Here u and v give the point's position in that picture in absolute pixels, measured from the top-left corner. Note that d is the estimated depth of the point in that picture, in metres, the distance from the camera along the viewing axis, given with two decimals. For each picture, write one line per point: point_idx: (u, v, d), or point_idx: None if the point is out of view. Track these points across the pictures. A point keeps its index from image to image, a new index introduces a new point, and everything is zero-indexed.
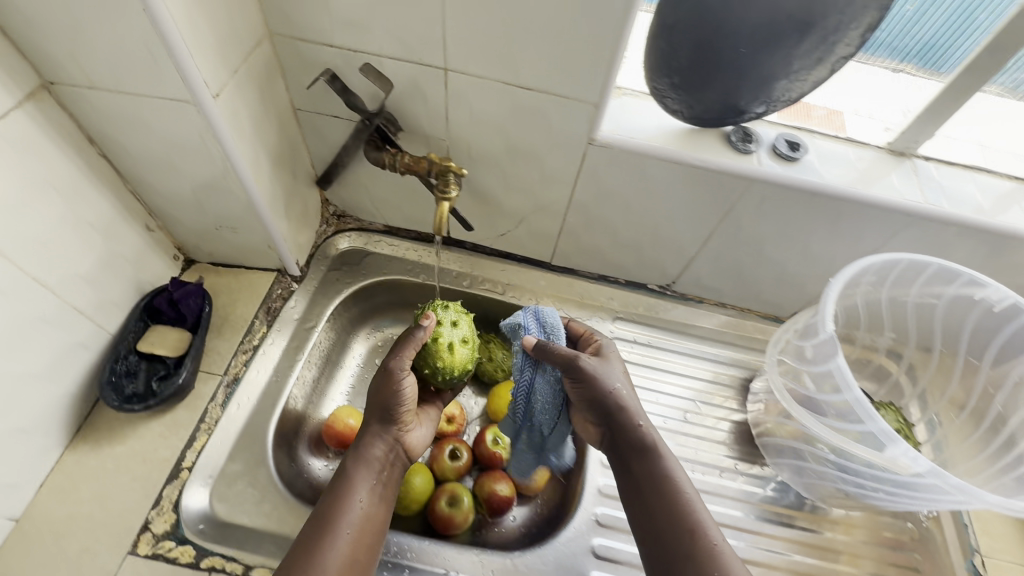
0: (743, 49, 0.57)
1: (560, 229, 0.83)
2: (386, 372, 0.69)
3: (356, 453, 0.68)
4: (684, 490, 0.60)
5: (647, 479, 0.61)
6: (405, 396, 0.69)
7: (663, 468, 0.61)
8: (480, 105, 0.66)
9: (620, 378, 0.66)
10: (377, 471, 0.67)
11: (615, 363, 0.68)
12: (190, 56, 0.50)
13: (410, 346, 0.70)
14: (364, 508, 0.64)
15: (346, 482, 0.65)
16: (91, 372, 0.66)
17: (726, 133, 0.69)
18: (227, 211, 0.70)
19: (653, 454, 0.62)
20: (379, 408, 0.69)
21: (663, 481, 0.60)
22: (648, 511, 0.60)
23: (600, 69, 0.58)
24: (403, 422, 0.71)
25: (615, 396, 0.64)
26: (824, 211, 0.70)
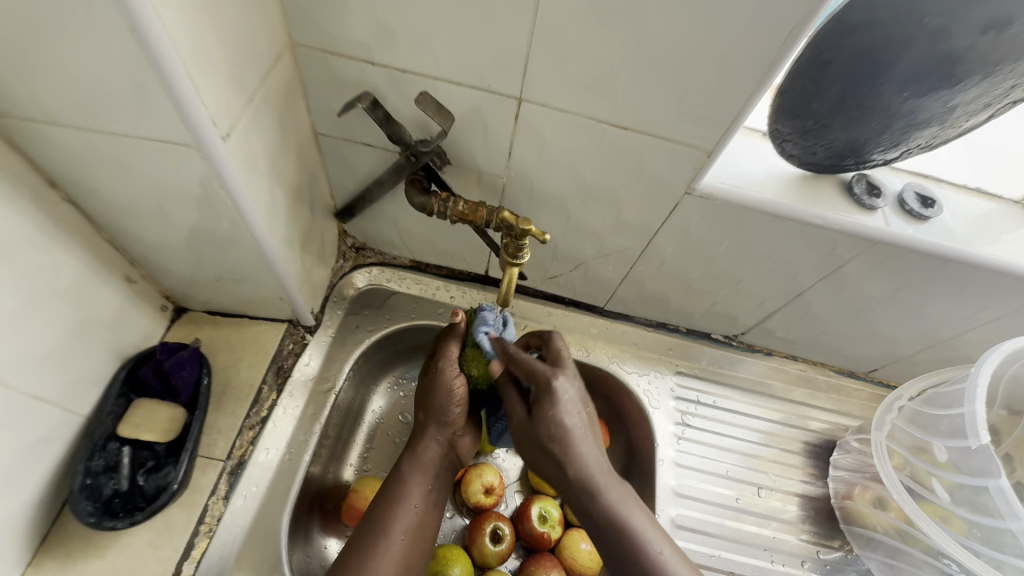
0: (905, 92, 0.45)
1: (623, 276, 0.71)
2: (438, 370, 0.58)
3: (408, 454, 0.60)
4: (650, 543, 0.51)
5: (605, 533, 0.52)
6: (460, 396, 0.59)
7: (619, 519, 0.52)
8: (555, 141, 0.53)
9: (570, 415, 0.54)
10: (430, 473, 0.60)
11: (564, 396, 0.54)
12: (188, 79, 0.36)
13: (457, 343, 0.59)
14: (417, 516, 0.57)
15: (397, 485, 0.58)
16: (60, 467, 0.53)
17: (846, 182, 0.57)
18: (231, 262, 0.57)
19: (605, 503, 0.52)
20: (433, 408, 0.59)
21: (621, 537, 0.51)
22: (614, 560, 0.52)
23: (719, 110, 0.45)
24: (459, 424, 0.61)
25: (564, 445, 0.53)
26: (950, 276, 0.59)
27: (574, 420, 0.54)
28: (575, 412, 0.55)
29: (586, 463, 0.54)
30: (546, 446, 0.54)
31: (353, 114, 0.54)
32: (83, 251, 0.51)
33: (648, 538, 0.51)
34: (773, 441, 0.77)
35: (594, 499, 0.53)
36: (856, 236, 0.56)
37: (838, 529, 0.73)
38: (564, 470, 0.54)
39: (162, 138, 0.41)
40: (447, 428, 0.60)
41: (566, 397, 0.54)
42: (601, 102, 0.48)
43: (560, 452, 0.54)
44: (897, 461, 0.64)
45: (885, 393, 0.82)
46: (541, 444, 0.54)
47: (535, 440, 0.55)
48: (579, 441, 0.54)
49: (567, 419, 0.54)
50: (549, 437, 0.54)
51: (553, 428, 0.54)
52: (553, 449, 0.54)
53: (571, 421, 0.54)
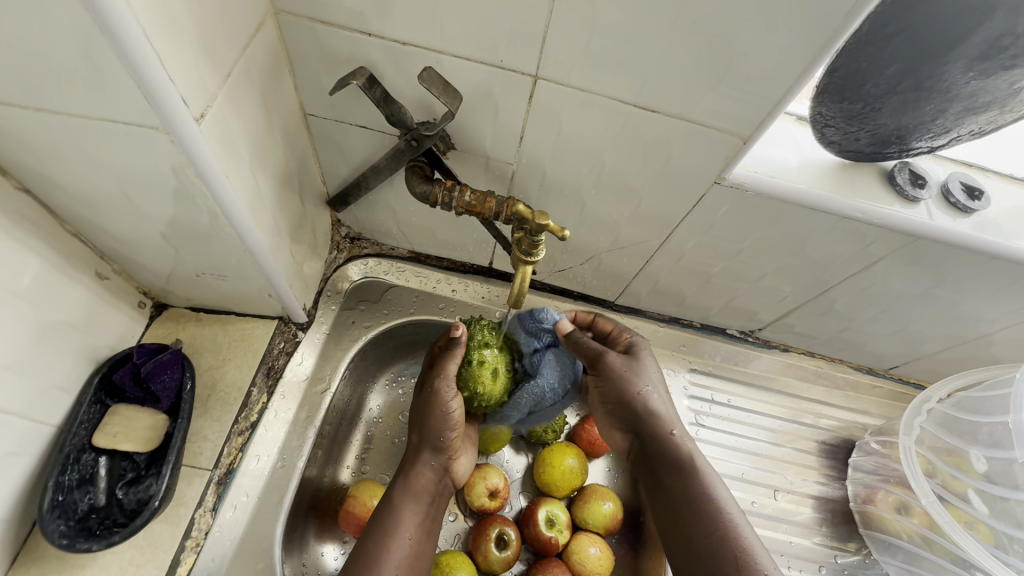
0: (971, 72, 0.40)
1: (638, 270, 0.66)
2: (436, 392, 0.58)
3: (400, 480, 0.59)
4: (716, 490, 0.52)
5: (671, 477, 0.54)
6: (455, 418, 0.59)
7: (689, 462, 0.54)
8: (572, 124, 0.48)
9: (651, 371, 0.59)
10: (423, 500, 0.59)
11: (646, 354, 0.61)
12: (150, 47, 0.31)
13: (455, 361, 0.58)
14: (411, 546, 0.55)
15: (390, 512, 0.56)
16: (31, 482, 0.48)
17: (887, 172, 0.53)
18: (214, 258, 0.52)
19: (678, 448, 0.55)
20: (427, 432, 0.60)
21: (686, 481, 0.53)
22: (677, 510, 0.52)
23: (760, 91, 0.41)
24: (452, 450, 0.61)
25: (644, 398, 0.57)
26: (992, 272, 0.55)
27: (652, 377, 0.59)
28: (654, 372, 0.59)
29: (670, 430, 0.56)
30: (622, 392, 0.58)
31: (347, 92, 0.48)
32: (50, 246, 0.47)
33: (715, 486, 0.52)
34: (782, 440, 0.74)
35: (665, 447, 0.55)
36: (897, 230, 0.51)
37: (855, 532, 0.70)
38: (640, 414, 0.57)
39: (123, 120, 0.35)
40: (439, 454, 0.60)
41: (646, 357, 0.61)
42: (628, 80, 0.42)
43: (638, 401, 0.58)
44: (924, 465, 0.61)
45: (904, 390, 0.79)
46: (620, 392, 0.58)
47: (612, 390, 0.59)
48: (653, 393, 0.58)
49: (647, 371, 0.59)
50: (628, 386, 0.58)
51: (624, 379, 0.58)
52: (631, 399, 0.58)
53: (649, 377, 0.59)
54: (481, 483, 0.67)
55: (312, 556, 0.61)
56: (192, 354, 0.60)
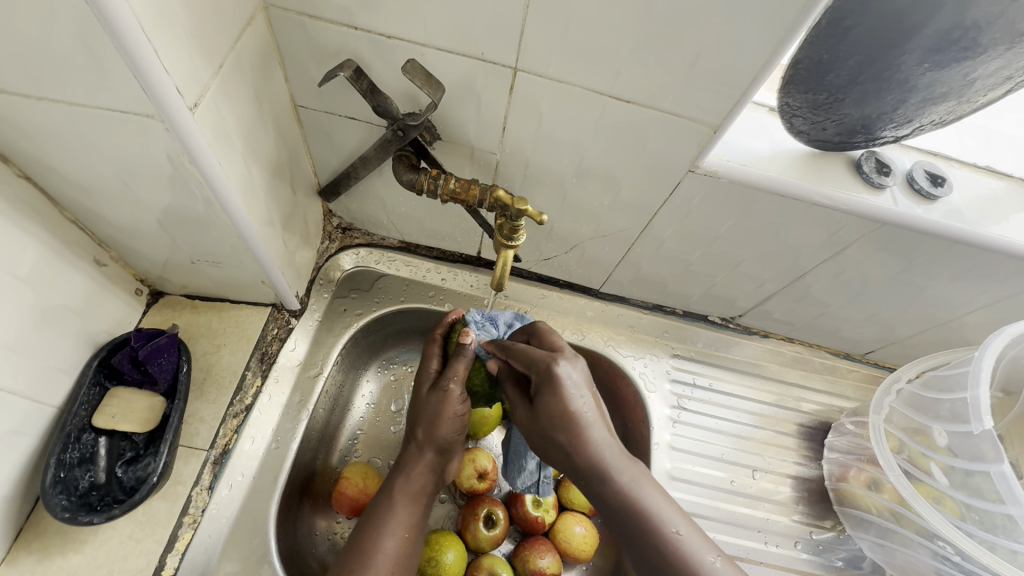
0: (926, 64, 0.43)
1: (621, 258, 0.68)
2: (444, 390, 0.57)
3: (398, 477, 0.56)
4: (667, 525, 0.46)
5: (618, 518, 0.48)
6: (462, 420, 0.58)
7: (629, 498, 0.48)
8: (552, 115, 0.50)
9: (577, 400, 0.50)
10: (419, 501, 0.55)
11: (566, 380, 0.50)
12: (145, 39, 0.33)
13: (464, 361, 0.57)
14: (404, 544, 0.52)
15: (384, 509, 0.53)
16: (33, 461, 0.50)
17: (855, 160, 0.55)
18: (207, 245, 0.54)
19: (615, 484, 0.48)
20: (434, 428, 0.57)
21: (631, 519, 0.47)
22: (634, 552, 0.47)
23: (725, 82, 0.43)
24: (453, 451, 0.58)
25: (569, 413, 0.50)
26: (956, 258, 0.57)
27: (583, 404, 0.50)
28: (583, 393, 0.51)
29: (592, 439, 0.49)
30: (552, 435, 0.50)
31: (335, 84, 0.50)
32: (49, 232, 0.48)
33: (664, 517, 0.47)
34: (765, 423, 0.76)
35: (604, 482, 0.49)
36: (864, 215, 0.54)
37: (830, 510, 0.72)
38: (574, 456, 0.50)
39: (120, 109, 0.37)
40: (444, 452, 0.57)
41: (571, 378, 0.51)
42: (602, 72, 0.45)
43: (568, 440, 0.50)
44: (892, 443, 0.64)
45: (879, 374, 0.81)
46: (549, 433, 0.51)
47: (542, 432, 0.51)
48: (588, 425, 0.50)
49: (575, 403, 0.50)
50: (557, 427, 0.50)
51: (557, 412, 0.50)
52: (560, 438, 0.50)
53: (581, 406, 0.50)
54: (469, 465, 0.69)
55: (307, 533, 0.63)
56: (187, 340, 0.62)
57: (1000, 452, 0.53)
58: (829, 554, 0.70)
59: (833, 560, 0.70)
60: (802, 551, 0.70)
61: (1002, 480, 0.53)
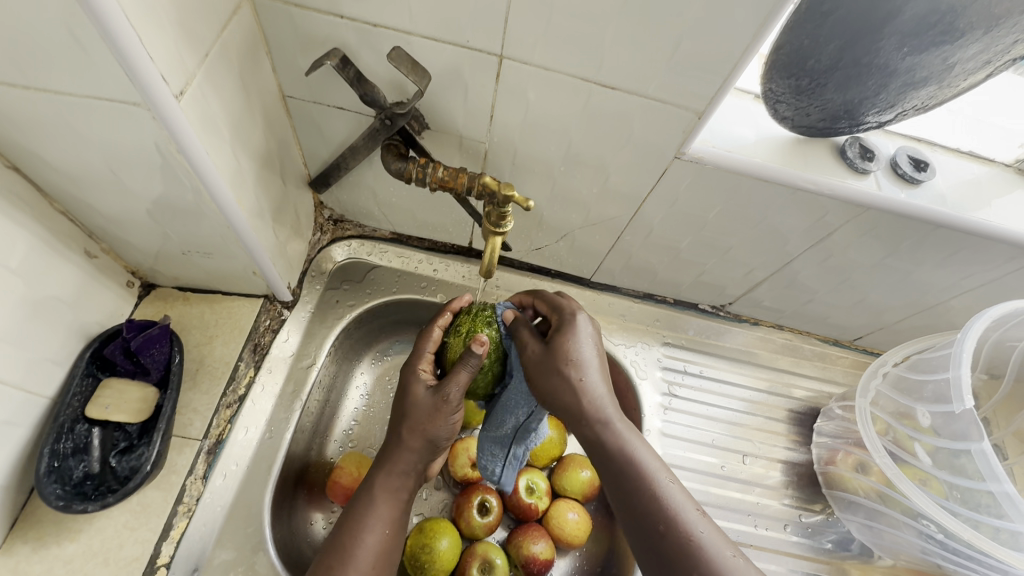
0: (905, 49, 0.43)
1: (611, 247, 0.69)
2: (441, 394, 0.55)
3: (377, 473, 0.55)
4: (656, 472, 0.48)
5: (608, 461, 0.49)
6: (454, 424, 0.57)
7: (624, 447, 0.49)
8: (539, 104, 0.50)
9: (584, 345, 0.54)
10: (401, 495, 0.56)
11: (583, 326, 0.55)
12: (129, 27, 0.33)
13: (467, 369, 0.55)
14: (385, 542, 0.53)
15: (365, 506, 0.54)
16: (27, 451, 0.51)
17: (839, 146, 0.56)
18: (198, 235, 0.54)
19: (612, 430, 0.50)
20: (422, 430, 0.56)
21: (627, 467, 0.48)
22: (623, 501, 0.48)
23: (707, 68, 0.44)
24: (438, 449, 0.58)
25: (576, 363, 0.53)
26: (940, 242, 0.58)
27: (590, 350, 0.54)
28: (590, 343, 0.54)
29: (593, 382, 0.52)
30: (560, 370, 0.53)
31: (323, 74, 0.50)
32: (39, 224, 0.49)
33: (655, 469, 0.48)
34: (757, 409, 0.77)
35: (601, 427, 0.51)
36: (848, 201, 0.54)
37: (820, 493, 0.74)
38: (575, 394, 0.52)
39: (106, 97, 0.37)
40: (430, 452, 0.57)
41: (586, 331, 0.55)
42: (588, 59, 0.45)
43: (572, 379, 0.52)
44: (879, 426, 0.65)
45: (868, 360, 0.82)
46: (553, 369, 0.53)
47: (546, 367, 0.53)
48: (590, 369, 0.53)
49: (583, 348, 0.54)
50: (564, 363, 0.53)
51: (568, 353, 0.53)
52: (564, 374, 0.52)
53: (588, 351, 0.54)
54: (464, 454, 0.70)
55: (303, 522, 0.64)
56: (180, 331, 0.63)
57: (980, 431, 0.54)
58: (817, 536, 0.71)
59: (821, 542, 0.71)
60: (792, 533, 0.71)
61: (982, 457, 0.54)
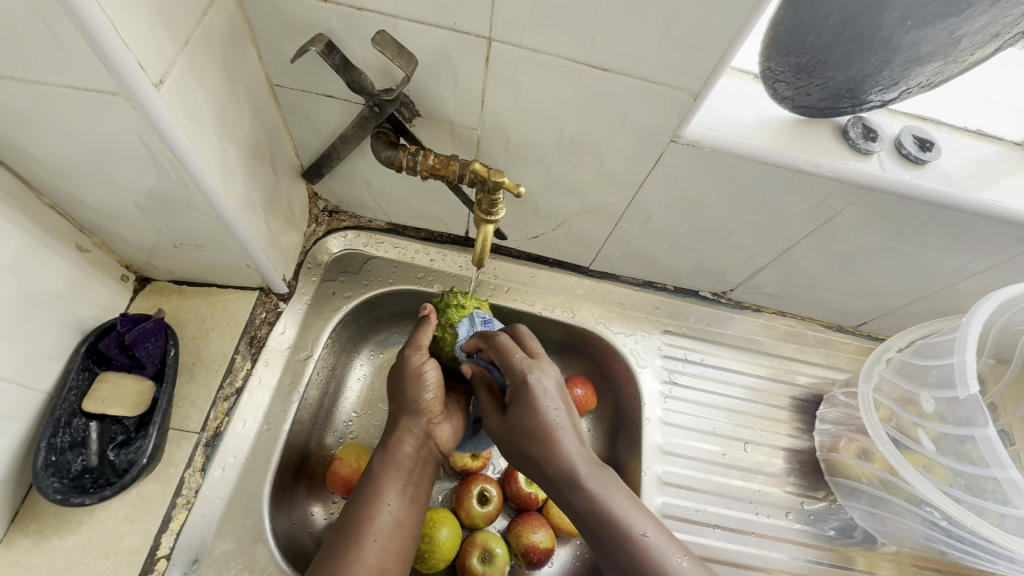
0: (909, 22, 0.42)
1: (609, 234, 0.68)
2: (405, 359, 0.59)
3: (380, 452, 0.57)
4: (634, 529, 0.48)
5: (587, 522, 0.49)
6: (431, 384, 0.58)
7: (600, 507, 0.49)
8: (531, 89, 0.49)
9: (546, 412, 0.52)
10: (406, 468, 0.56)
11: (540, 394, 0.53)
12: (98, 9, 0.32)
13: (424, 334, 0.60)
14: (394, 516, 0.53)
15: (371, 485, 0.54)
16: (24, 445, 0.51)
17: (841, 126, 0.54)
18: (189, 228, 0.53)
19: (585, 491, 0.50)
20: (409, 398, 0.58)
21: (604, 528, 0.48)
22: (606, 557, 0.48)
23: (701, 48, 0.42)
24: (433, 411, 0.58)
25: (544, 437, 0.52)
26: (947, 223, 0.56)
27: (553, 414, 0.52)
28: (552, 407, 0.53)
29: (563, 449, 0.51)
30: (523, 446, 0.53)
31: (310, 61, 0.49)
32: (29, 219, 0.49)
33: (634, 526, 0.48)
34: (760, 396, 0.76)
35: (574, 491, 0.50)
36: (850, 182, 0.53)
37: (822, 481, 0.73)
38: (545, 467, 0.52)
39: (83, 86, 0.37)
40: (423, 418, 0.58)
41: (542, 396, 0.53)
42: (578, 39, 0.44)
43: (539, 451, 0.52)
44: (882, 412, 0.64)
45: (874, 346, 0.81)
46: (520, 445, 0.53)
47: (514, 440, 0.53)
48: (559, 437, 0.51)
49: (545, 413, 0.52)
50: (527, 436, 0.52)
51: (529, 425, 0.52)
52: (532, 450, 0.52)
53: (553, 417, 0.52)
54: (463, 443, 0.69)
55: (303, 512, 0.64)
56: (176, 325, 0.63)
57: (986, 418, 0.54)
58: (819, 523, 0.71)
59: (823, 529, 0.70)
60: (795, 521, 0.70)
61: (986, 443, 0.54)
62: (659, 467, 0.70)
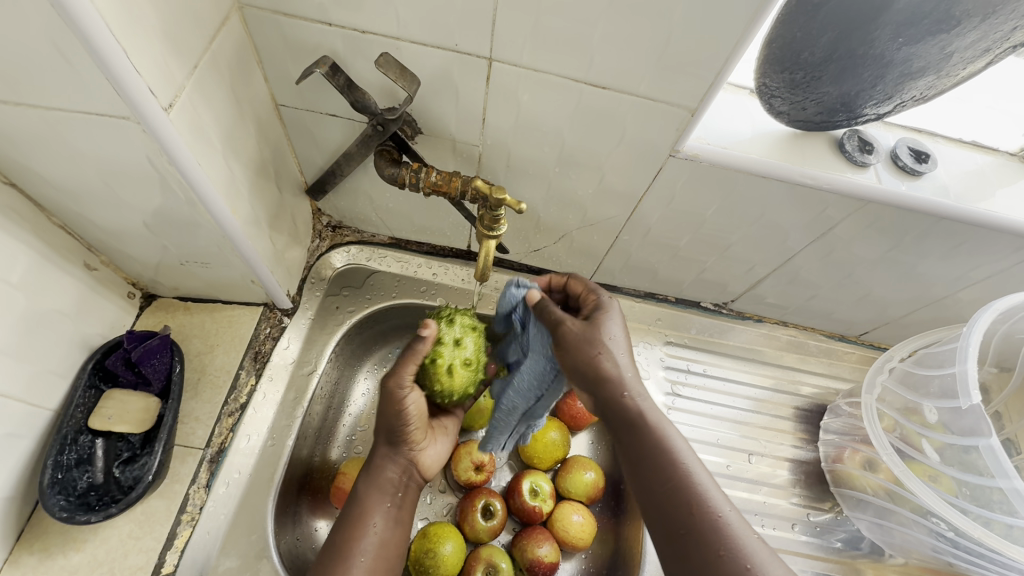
0: (900, 38, 0.43)
1: (610, 246, 0.69)
2: (388, 389, 0.56)
3: (364, 474, 0.57)
4: (688, 455, 0.47)
5: (646, 435, 0.48)
6: (414, 414, 0.57)
7: (659, 423, 0.49)
8: (532, 107, 0.50)
9: (619, 329, 0.53)
10: (389, 492, 0.56)
11: (613, 311, 0.54)
12: (111, 35, 0.33)
13: (416, 358, 0.55)
14: (378, 539, 0.54)
15: (356, 507, 0.55)
16: (31, 464, 0.51)
17: (837, 139, 0.55)
18: (195, 246, 0.54)
19: (651, 408, 0.50)
20: (389, 428, 0.57)
21: (660, 440, 0.47)
22: (655, 474, 0.46)
23: (698, 67, 0.43)
24: (415, 439, 0.58)
25: (618, 347, 0.52)
26: (946, 233, 0.57)
27: (621, 335, 0.53)
28: (621, 328, 0.54)
29: (623, 360, 0.52)
30: (600, 350, 0.51)
31: (314, 81, 0.50)
32: (38, 239, 0.49)
33: (687, 451, 0.47)
34: (763, 407, 0.76)
35: (637, 402, 0.50)
36: (846, 194, 0.54)
37: (828, 492, 0.73)
38: (618, 372, 0.51)
39: (94, 111, 0.38)
40: (404, 445, 0.58)
41: (620, 317, 0.55)
42: (577, 59, 0.45)
43: (610, 359, 0.51)
44: (886, 423, 0.64)
45: (876, 355, 0.81)
46: (596, 346, 0.52)
47: (592, 344, 0.52)
48: (624, 353, 0.52)
49: (616, 332, 0.53)
50: (605, 342, 0.52)
51: (605, 332, 0.52)
52: (610, 350, 0.51)
53: (619, 336, 0.53)
54: (466, 456, 0.69)
55: (306, 528, 0.64)
56: (181, 341, 0.63)
57: (989, 426, 0.53)
58: (823, 535, 0.70)
59: (829, 541, 0.70)
60: (801, 533, 0.70)
61: (992, 455, 0.53)
62: None
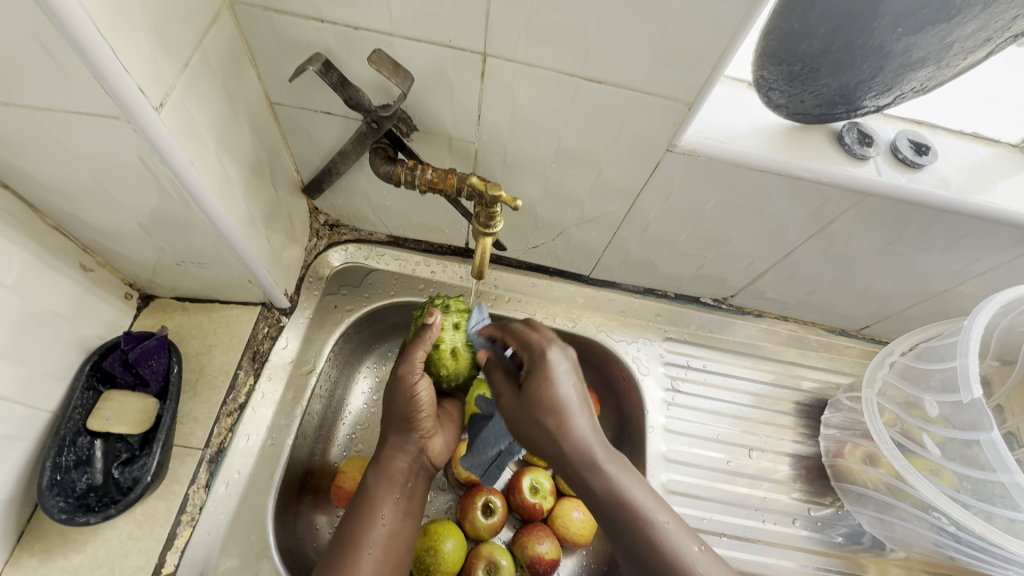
0: (899, 28, 0.42)
1: (608, 242, 0.68)
2: (399, 376, 0.55)
3: (374, 466, 0.57)
4: (654, 515, 0.46)
5: (605, 509, 0.47)
6: (425, 400, 0.56)
7: (618, 491, 0.47)
8: (527, 102, 0.50)
9: (563, 385, 0.49)
10: (399, 484, 0.56)
11: (557, 369, 0.50)
12: (99, 34, 0.33)
13: (422, 347, 0.55)
14: (387, 530, 0.53)
15: (367, 498, 0.55)
16: (30, 465, 0.51)
17: (837, 132, 0.55)
18: (191, 246, 0.54)
19: (604, 476, 0.48)
20: (400, 418, 0.57)
21: (621, 511, 0.46)
22: (622, 545, 0.46)
23: (693, 61, 0.43)
24: (424, 427, 0.57)
25: (558, 413, 0.48)
26: (947, 226, 0.56)
27: (568, 390, 0.49)
28: (569, 382, 0.50)
29: (574, 424, 0.48)
30: (539, 421, 0.49)
31: (307, 78, 0.50)
32: (33, 240, 0.49)
33: (653, 511, 0.46)
34: (763, 402, 0.76)
35: (591, 473, 0.48)
36: (846, 187, 0.53)
37: (829, 486, 0.72)
38: (560, 445, 0.48)
39: (83, 111, 0.37)
40: (414, 435, 0.57)
41: (561, 368, 0.50)
42: (572, 53, 0.44)
43: (556, 425, 0.48)
44: (887, 417, 0.64)
45: (876, 349, 0.81)
46: (535, 418, 0.49)
47: (529, 418, 0.49)
48: (572, 413, 0.49)
49: (562, 390, 0.49)
50: (546, 411, 0.49)
51: (543, 398, 0.49)
52: (548, 421, 0.49)
53: (568, 392, 0.49)
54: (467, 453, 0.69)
55: (307, 527, 0.64)
56: (179, 341, 0.63)
57: (990, 420, 0.53)
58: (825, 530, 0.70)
59: (830, 536, 0.70)
60: (802, 528, 0.70)
61: (992, 448, 0.53)
62: (664, 476, 0.69)
